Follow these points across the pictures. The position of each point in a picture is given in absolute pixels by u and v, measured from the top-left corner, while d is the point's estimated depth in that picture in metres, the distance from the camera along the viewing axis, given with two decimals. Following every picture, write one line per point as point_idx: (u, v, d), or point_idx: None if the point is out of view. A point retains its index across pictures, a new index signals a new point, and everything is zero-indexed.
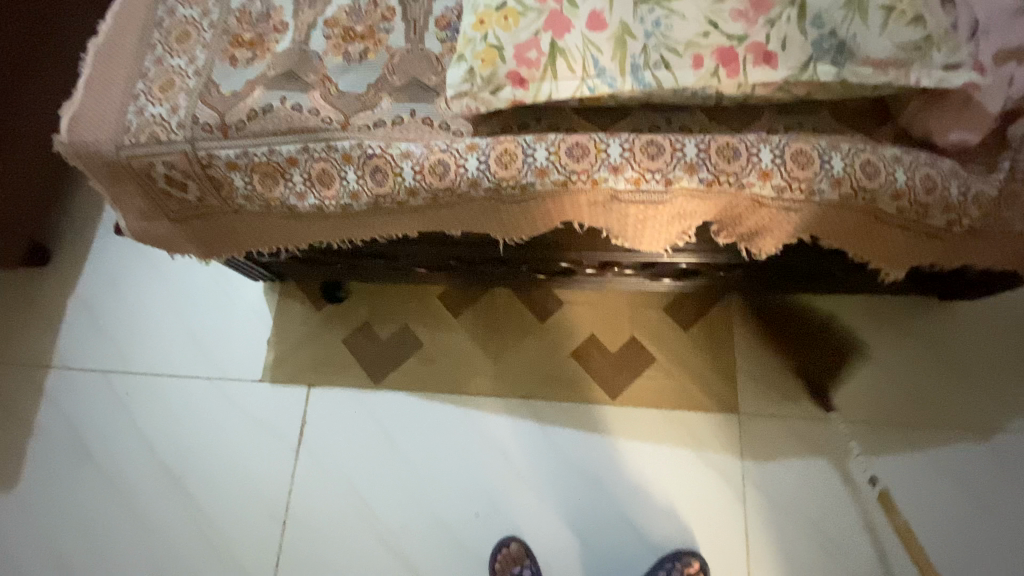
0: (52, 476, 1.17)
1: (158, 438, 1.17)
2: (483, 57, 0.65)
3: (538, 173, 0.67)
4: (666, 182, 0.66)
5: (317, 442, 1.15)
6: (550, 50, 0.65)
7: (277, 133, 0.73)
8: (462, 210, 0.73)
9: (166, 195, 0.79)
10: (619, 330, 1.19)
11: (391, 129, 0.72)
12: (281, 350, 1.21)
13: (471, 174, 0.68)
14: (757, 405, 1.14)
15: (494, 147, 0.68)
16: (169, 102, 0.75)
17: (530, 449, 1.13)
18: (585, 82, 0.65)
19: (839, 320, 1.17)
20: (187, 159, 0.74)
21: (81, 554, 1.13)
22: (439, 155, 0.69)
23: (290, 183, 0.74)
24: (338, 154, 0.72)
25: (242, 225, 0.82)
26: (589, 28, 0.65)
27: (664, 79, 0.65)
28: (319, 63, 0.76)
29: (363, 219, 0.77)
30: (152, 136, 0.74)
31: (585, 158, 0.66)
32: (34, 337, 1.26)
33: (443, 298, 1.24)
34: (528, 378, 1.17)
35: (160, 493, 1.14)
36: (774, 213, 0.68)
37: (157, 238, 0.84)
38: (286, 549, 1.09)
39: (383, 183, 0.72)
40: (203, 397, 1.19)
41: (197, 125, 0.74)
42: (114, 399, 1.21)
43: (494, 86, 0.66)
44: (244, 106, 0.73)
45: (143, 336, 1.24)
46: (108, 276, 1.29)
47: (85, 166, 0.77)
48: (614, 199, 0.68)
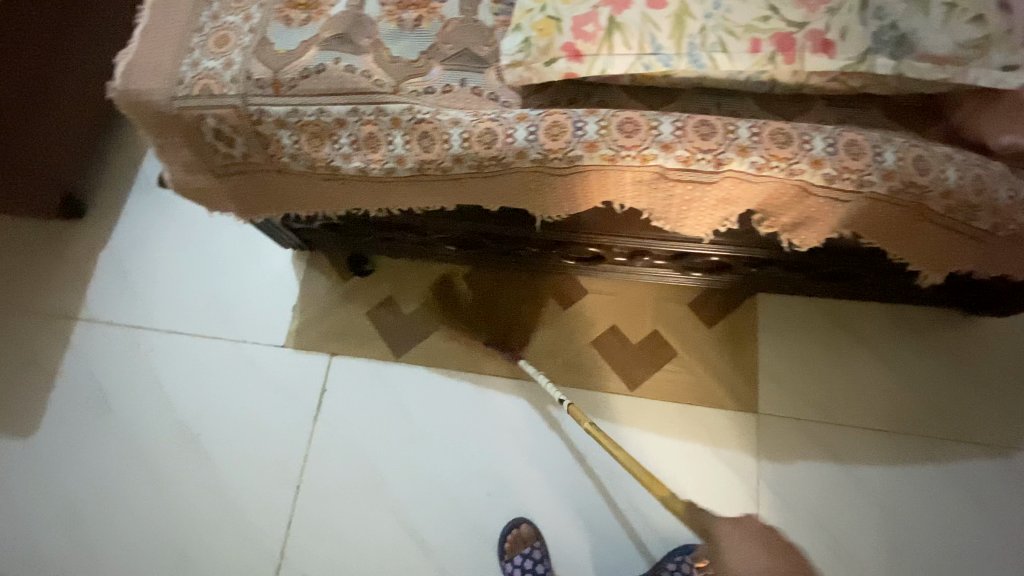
0: (72, 425, 1.19)
1: (178, 395, 1.19)
2: (540, 27, 0.66)
3: (586, 146, 0.67)
4: (716, 163, 0.65)
5: (335, 410, 1.16)
6: (608, 24, 0.65)
7: (328, 93, 0.73)
8: (506, 182, 0.73)
9: (213, 149, 0.80)
10: (642, 321, 1.19)
11: (441, 96, 0.73)
12: (305, 318, 1.22)
13: (519, 144, 0.68)
14: (776, 406, 1.13)
15: (544, 119, 0.68)
16: (223, 57, 0.76)
17: (545, 433, 1.13)
18: (640, 59, 0.65)
19: (864, 327, 1.17)
20: (238, 114, 0.75)
21: (94, 505, 1.14)
22: (488, 123, 0.69)
23: (337, 144, 0.75)
24: (387, 118, 0.73)
25: (284, 184, 0.83)
26: (648, 4, 0.64)
27: (720, 61, 0.65)
28: (373, 28, 0.76)
29: (406, 185, 0.78)
30: (204, 89, 0.75)
31: (636, 134, 0.65)
32: (64, 288, 1.28)
33: (468, 278, 1.24)
34: (546, 363, 1.17)
35: (176, 450, 1.15)
36: (821, 203, 0.67)
37: (200, 192, 0.86)
38: (298, 514, 1.10)
39: (430, 149, 0.72)
40: (225, 359, 1.20)
41: (251, 80, 0.74)
42: (138, 354, 1.22)
43: (549, 58, 0.66)
44: (297, 64, 0.74)
45: (171, 295, 1.26)
46: (140, 234, 1.30)
47: (136, 116, 0.79)
48: (661, 178, 0.67)
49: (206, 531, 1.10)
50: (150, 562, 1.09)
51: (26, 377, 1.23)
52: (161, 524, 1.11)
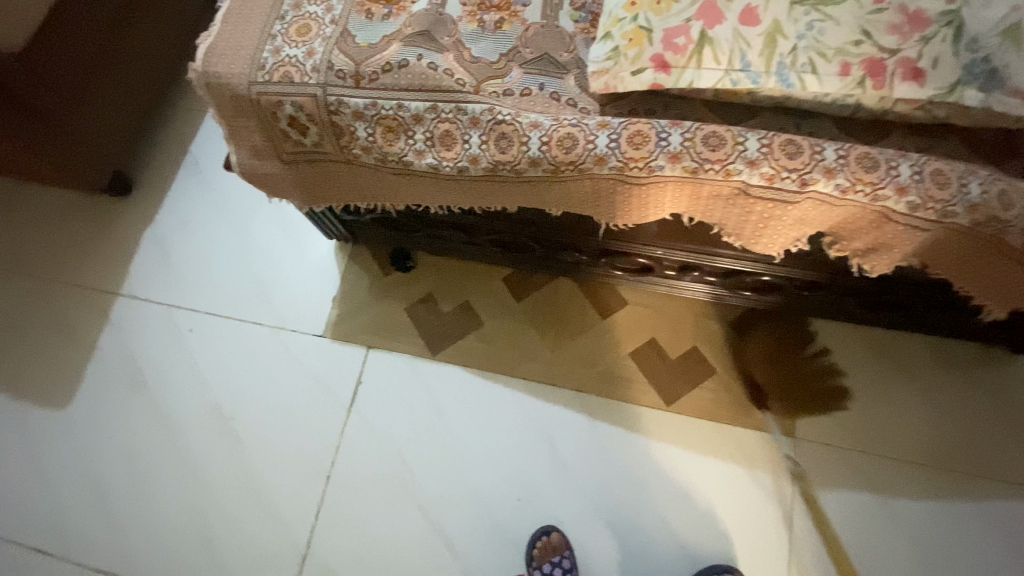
0: (105, 400, 1.18)
1: (213, 378, 1.18)
2: (631, 36, 0.66)
3: (669, 157, 0.68)
4: (801, 183, 0.66)
5: (369, 403, 1.16)
6: (699, 38, 0.65)
7: (408, 88, 0.74)
8: (579, 188, 0.74)
9: (283, 135, 0.80)
10: (682, 336, 1.18)
11: (519, 99, 0.73)
12: (344, 310, 1.22)
13: (600, 150, 0.69)
14: (813, 432, 1.12)
15: (627, 127, 0.69)
16: (305, 46, 0.77)
17: (579, 442, 1.12)
18: (728, 75, 0.65)
19: (904, 358, 1.16)
20: (316, 103, 0.76)
21: (123, 482, 1.13)
22: (569, 128, 0.70)
23: (411, 139, 0.76)
24: (466, 117, 0.73)
25: (350, 176, 0.83)
26: (740, 21, 0.64)
27: (809, 82, 0.64)
28: (454, 27, 0.77)
29: (476, 184, 0.78)
30: (285, 76, 0.76)
31: (722, 148, 0.67)
32: (106, 263, 1.28)
33: (508, 280, 1.24)
34: (583, 372, 1.17)
35: (209, 433, 1.15)
36: (899, 230, 0.67)
37: (264, 177, 0.86)
38: (326, 505, 1.10)
39: (507, 150, 0.72)
40: (263, 344, 1.20)
41: (332, 71, 0.75)
42: (175, 334, 1.22)
43: (636, 68, 0.66)
44: (380, 57, 0.75)
45: (213, 277, 1.26)
46: (186, 214, 1.31)
47: (212, 97, 0.79)
48: (741, 194, 0.68)
49: (235, 515, 1.10)
50: (177, 544, 1.09)
51: (61, 349, 1.22)
52: (190, 507, 1.11)
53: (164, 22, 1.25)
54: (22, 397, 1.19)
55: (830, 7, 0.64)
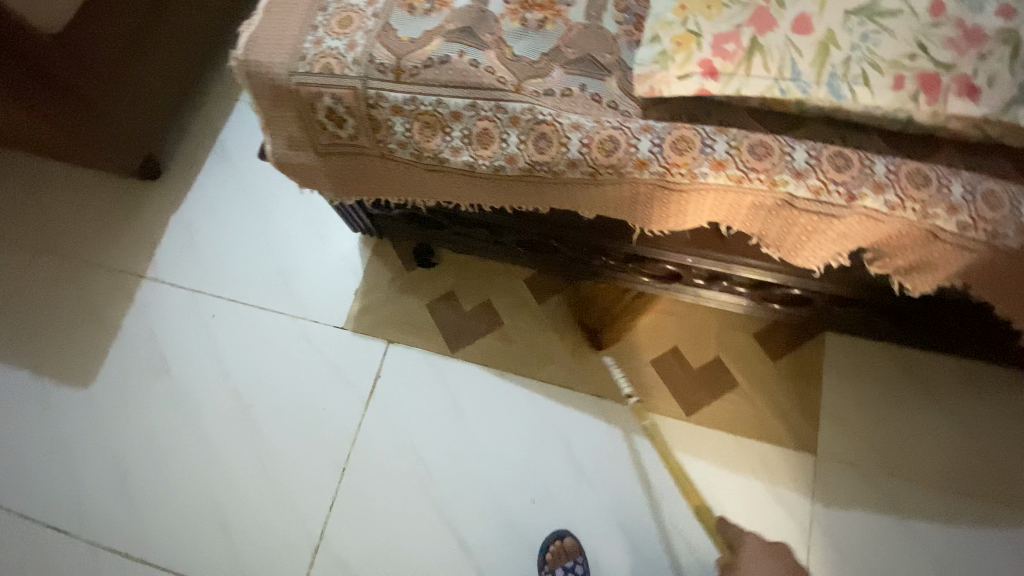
0: (126, 381, 1.19)
1: (234, 364, 1.19)
2: (680, 41, 0.66)
3: (714, 164, 0.68)
4: (848, 197, 0.65)
5: (388, 397, 1.16)
6: (750, 45, 0.64)
7: (448, 85, 0.73)
8: (617, 193, 0.73)
9: (321, 127, 0.79)
10: (704, 346, 1.17)
11: (560, 99, 0.72)
12: (366, 303, 1.22)
13: (642, 155, 0.69)
14: (835, 450, 1.10)
15: (670, 133, 0.69)
16: (347, 38, 0.76)
17: (598, 447, 1.11)
18: (777, 83, 0.63)
19: (933, 379, 1.13)
20: (355, 95, 0.75)
21: (141, 464, 1.13)
22: (610, 131, 0.70)
23: (449, 137, 0.75)
24: (506, 115, 0.73)
25: (385, 170, 0.83)
26: (793, 29, 0.63)
27: (860, 95, 0.63)
28: (496, 24, 0.76)
29: (511, 184, 0.77)
30: (326, 68, 0.75)
31: (768, 158, 0.66)
32: (133, 246, 1.29)
33: (530, 281, 1.23)
34: (603, 377, 1.16)
35: (228, 420, 1.16)
36: (947, 250, 0.66)
37: (298, 168, 0.85)
38: (341, 497, 1.10)
39: (546, 151, 0.72)
40: (285, 333, 1.21)
41: (373, 64, 0.75)
42: (199, 319, 1.23)
43: (683, 72, 0.66)
44: (422, 53, 0.74)
45: (237, 264, 1.26)
46: (213, 200, 1.32)
47: (251, 86, 0.78)
48: (786, 206, 0.68)
49: (251, 502, 1.10)
50: (194, 528, 1.09)
51: (86, 328, 1.23)
52: (207, 492, 1.11)
53: (199, 9, 1.26)
54: (46, 375, 1.20)
55: (887, 18, 0.62)
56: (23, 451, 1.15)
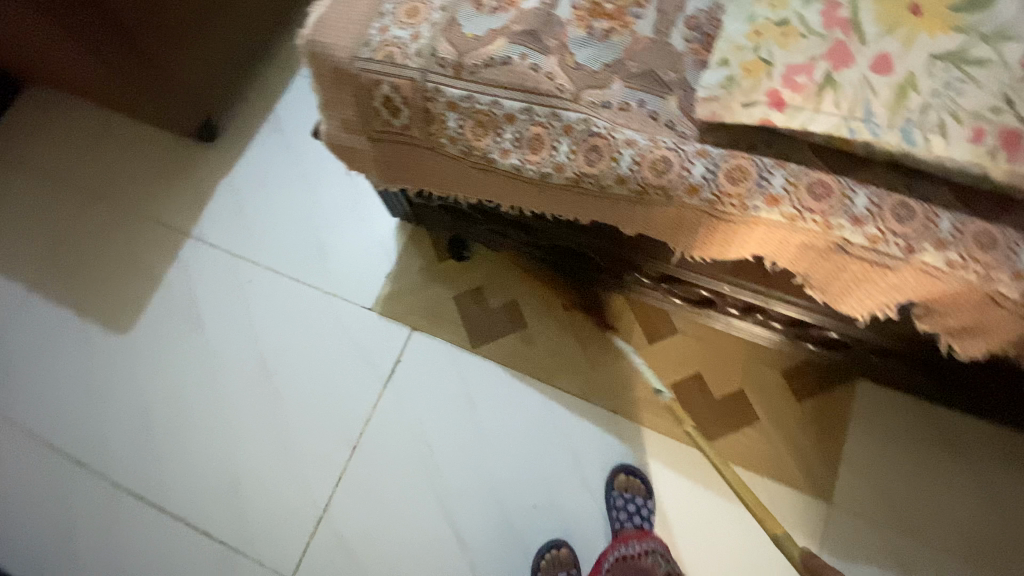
0: (161, 334, 1.24)
1: (263, 330, 1.23)
2: (749, 67, 0.64)
3: (768, 199, 0.66)
4: (906, 250, 0.63)
5: (405, 383, 1.17)
6: (823, 80, 0.61)
7: (506, 86, 0.73)
8: (663, 214, 0.72)
9: (375, 114, 0.80)
10: (729, 376, 1.14)
11: (617, 113, 0.72)
12: (395, 287, 1.24)
13: (694, 180, 0.68)
14: (852, 501, 1.06)
15: (727, 160, 0.67)
16: (412, 28, 0.76)
17: (607, 464, 1.10)
18: (846, 122, 0.61)
19: (967, 444, 1.08)
20: (413, 87, 0.75)
21: (165, 413, 1.18)
22: (664, 152, 0.69)
23: (499, 137, 0.75)
24: (560, 123, 0.72)
25: (431, 163, 0.83)
26: (871, 68, 0.61)
27: (934, 144, 0.60)
28: (562, 30, 0.76)
29: (556, 192, 0.77)
30: (388, 57, 0.76)
31: (826, 199, 0.65)
32: (182, 204, 1.34)
33: (558, 287, 1.22)
34: (620, 393, 1.14)
35: (251, 384, 1.19)
36: (1005, 317, 0.63)
37: (348, 150, 0.86)
38: (347, 474, 1.12)
39: (595, 163, 0.71)
40: (315, 306, 1.24)
41: (435, 58, 0.75)
42: (235, 282, 1.27)
43: (748, 100, 0.64)
44: (484, 51, 0.74)
45: (277, 234, 1.30)
46: (262, 169, 1.35)
47: (314, 66, 0.79)
48: (838, 250, 0.66)
49: (264, 467, 1.13)
50: (206, 483, 1.13)
51: (129, 277, 1.28)
52: (224, 450, 1.15)
53: None
54: (89, 317, 1.26)
55: (975, 68, 0.59)
56: (58, 386, 1.21)
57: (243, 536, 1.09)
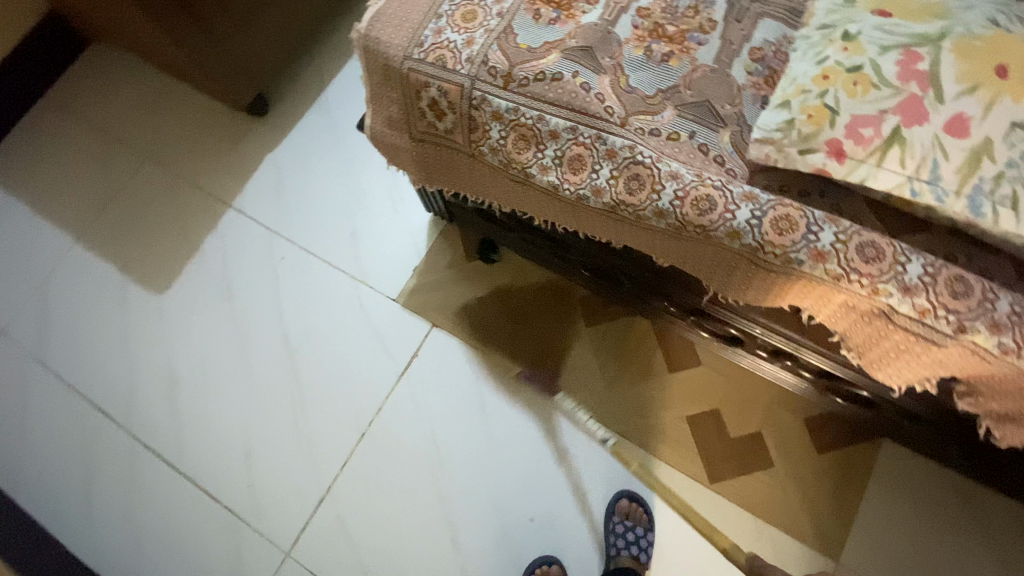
0: (194, 298, 1.28)
1: (291, 308, 1.25)
2: (811, 113, 0.61)
3: (813, 254, 0.63)
4: (956, 328, 0.59)
5: (420, 378, 1.18)
6: (891, 135, 0.58)
7: (554, 102, 0.72)
8: (699, 252, 0.69)
9: (420, 115, 0.79)
10: (748, 416, 1.11)
11: (664, 142, 0.69)
12: (421, 282, 1.24)
13: (736, 224, 0.65)
14: (860, 565, 1.02)
15: (774, 208, 0.64)
16: (467, 33, 0.75)
17: (610, 488, 1.08)
18: (910, 183, 0.57)
19: (994, 525, 1.02)
20: (460, 93, 0.74)
21: (189, 376, 1.22)
22: (709, 190, 0.66)
23: (541, 153, 0.74)
24: (603, 147, 0.70)
25: (470, 169, 0.82)
26: (945, 128, 0.57)
27: (1003, 218, 0.55)
28: (618, 49, 0.73)
29: (591, 215, 0.75)
30: (440, 60, 0.75)
31: (877, 262, 0.61)
32: (227, 175, 1.37)
33: (583, 301, 1.20)
34: (632, 418, 1.12)
35: (273, 357, 1.22)
36: None
37: (389, 146, 0.85)
38: (353, 459, 1.14)
39: (636, 193, 0.69)
40: (343, 290, 1.25)
41: (485, 66, 0.74)
42: (269, 257, 1.29)
43: (805, 147, 0.61)
44: (536, 65, 0.73)
45: (314, 215, 1.32)
46: (307, 149, 1.37)
47: (366, 60, 0.79)
48: (882, 317, 0.62)
49: (276, 441, 1.16)
50: (220, 448, 1.17)
51: (170, 241, 1.33)
52: (240, 419, 1.18)
53: None
54: (129, 273, 1.31)
55: None
56: (92, 336, 1.26)
57: (248, 504, 1.12)
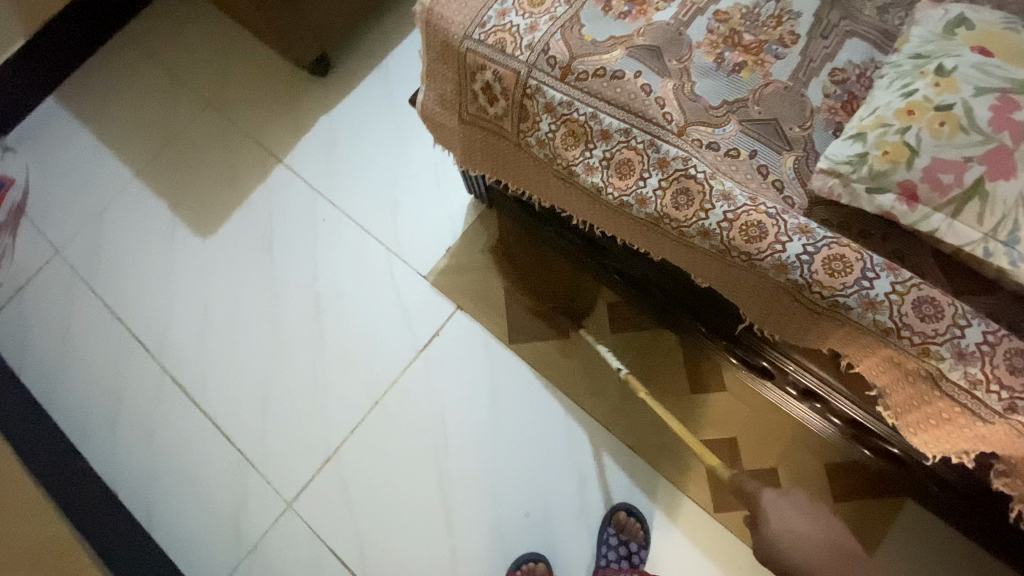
0: (235, 246, 1.32)
1: (325, 269, 1.27)
2: (888, 149, 0.56)
3: (864, 302, 0.59)
4: (1007, 406, 0.54)
5: (438, 357, 1.18)
6: (972, 186, 0.54)
7: (610, 101, 0.69)
8: (740, 279, 0.66)
9: (472, 97, 0.77)
10: (765, 450, 1.06)
11: (721, 158, 0.65)
12: (452, 263, 1.24)
13: (785, 257, 0.61)
14: None
15: (829, 246, 0.60)
16: (532, 19, 0.73)
17: (610, 498, 1.07)
18: (984, 241, 0.54)
19: None
20: (515, 79, 0.72)
21: (222, 320, 1.27)
22: (762, 217, 0.62)
23: (589, 152, 0.71)
24: (655, 155, 0.67)
25: (515, 158, 0.80)
26: None
27: None
28: (688, 52, 0.69)
29: (632, 224, 0.72)
30: (500, 44, 0.73)
31: (933, 322, 0.57)
32: (282, 131, 1.39)
33: (612, 307, 1.18)
34: (644, 433, 1.09)
35: (301, 315, 1.25)
36: None
37: (438, 124, 0.84)
38: (364, 426, 1.16)
39: (682, 207, 0.66)
40: (376, 259, 1.27)
41: (545, 54, 0.71)
42: (310, 216, 1.32)
43: (876, 186, 0.57)
44: (598, 60, 0.70)
45: (358, 181, 1.33)
46: (361, 114, 1.38)
47: (425, 35, 0.77)
48: (928, 380, 0.58)
49: (293, 395, 1.20)
50: (241, 394, 1.21)
51: (221, 188, 1.37)
52: (263, 369, 1.22)
53: None
54: (179, 214, 1.36)
55: None
56: (138, 268, 1.32)
57: (259, 451, 1.17)
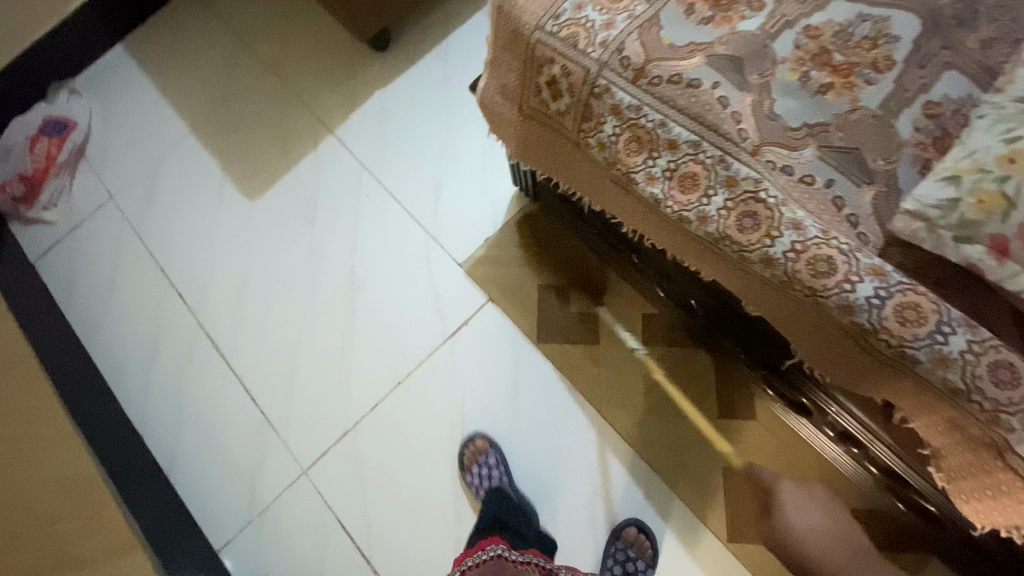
0: (279, 211, 1.33)
1: (363, 245, 1.28)
2: (983, 198, 0.52)
3: (933, 356, 0.55)
4: None
5: (465, 347, 1.18)
6: None
7: (684, 110, 0.66)
8: (799, 313, 0.62)
9: (536, 90, 0.75)
10: (788, 485, 1.03)
11: (795, 183, 0.62)
12: (490, 254, 1.23)
13: (853, 298, 0.58)
14: None
15: (903, 292, 0.56)
16: (609, 15, 0.70)
17: (621, 512, 1.05)
18: None
19: None
20: (584, 77, 0.69)
21: (258, 283, 1.28)
22: (832, 252, 0.59)
23: (652, 161, 0.68)
24: (724, 172, 0.64)
25: (572, 158, 0.77)
26: None
27: None
28: (771, 67, 0.65)
29: (688, 241, 0.69)
30: (573, 38, 0.70)
31: (1008, 389, 0.52)
32: (336, 101, 1.40)
33: (647, 318, 1.15)
34: (664, 450, 1.07)
35: (336, 288, 1.26)
36: None
37: (497, 114, 0.82)
38: (384, 405, 1.17)
39: (747, 231, 0.63)
40: (414, 242, 1.26)
41: (619, 54, 0.68)
42: (354, 190, 1.32)
43: (964, 235, 0.53)
44: (674, 65, 0.66)
45: (405, 161, 1.32)
46: (415, 93, 1.37)
47: (496, 22, 0.75)
48: (991, 449, 0.54)
49: (318, 366, 1.21)
50: (269, 357, 1.23)
51: (272, 152, 1.38)
52: (291, 336, 1.24)
53: None
54: (228, 174, 1.38)
55: None
56: (185, 223, 1.35)
57: (281, 416, 1.19)
